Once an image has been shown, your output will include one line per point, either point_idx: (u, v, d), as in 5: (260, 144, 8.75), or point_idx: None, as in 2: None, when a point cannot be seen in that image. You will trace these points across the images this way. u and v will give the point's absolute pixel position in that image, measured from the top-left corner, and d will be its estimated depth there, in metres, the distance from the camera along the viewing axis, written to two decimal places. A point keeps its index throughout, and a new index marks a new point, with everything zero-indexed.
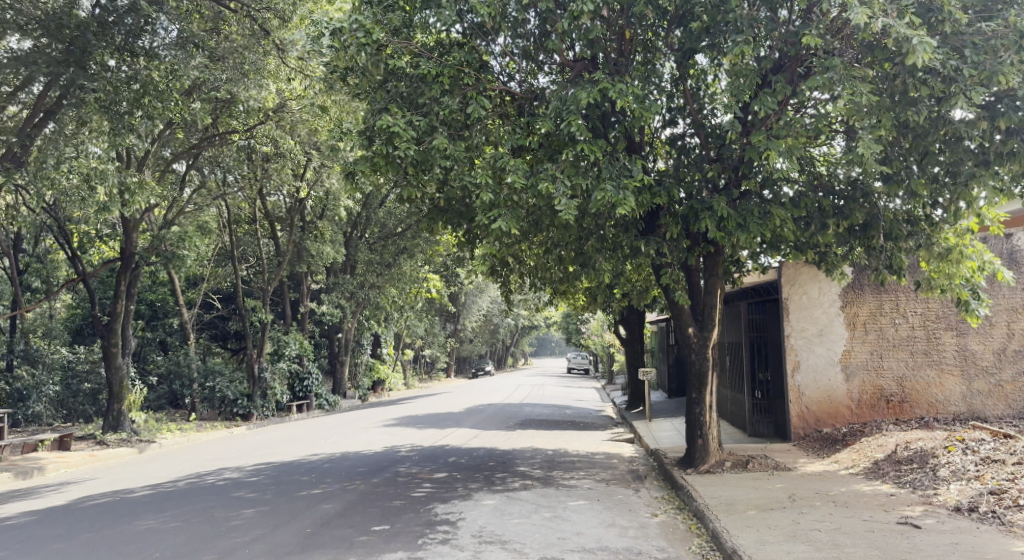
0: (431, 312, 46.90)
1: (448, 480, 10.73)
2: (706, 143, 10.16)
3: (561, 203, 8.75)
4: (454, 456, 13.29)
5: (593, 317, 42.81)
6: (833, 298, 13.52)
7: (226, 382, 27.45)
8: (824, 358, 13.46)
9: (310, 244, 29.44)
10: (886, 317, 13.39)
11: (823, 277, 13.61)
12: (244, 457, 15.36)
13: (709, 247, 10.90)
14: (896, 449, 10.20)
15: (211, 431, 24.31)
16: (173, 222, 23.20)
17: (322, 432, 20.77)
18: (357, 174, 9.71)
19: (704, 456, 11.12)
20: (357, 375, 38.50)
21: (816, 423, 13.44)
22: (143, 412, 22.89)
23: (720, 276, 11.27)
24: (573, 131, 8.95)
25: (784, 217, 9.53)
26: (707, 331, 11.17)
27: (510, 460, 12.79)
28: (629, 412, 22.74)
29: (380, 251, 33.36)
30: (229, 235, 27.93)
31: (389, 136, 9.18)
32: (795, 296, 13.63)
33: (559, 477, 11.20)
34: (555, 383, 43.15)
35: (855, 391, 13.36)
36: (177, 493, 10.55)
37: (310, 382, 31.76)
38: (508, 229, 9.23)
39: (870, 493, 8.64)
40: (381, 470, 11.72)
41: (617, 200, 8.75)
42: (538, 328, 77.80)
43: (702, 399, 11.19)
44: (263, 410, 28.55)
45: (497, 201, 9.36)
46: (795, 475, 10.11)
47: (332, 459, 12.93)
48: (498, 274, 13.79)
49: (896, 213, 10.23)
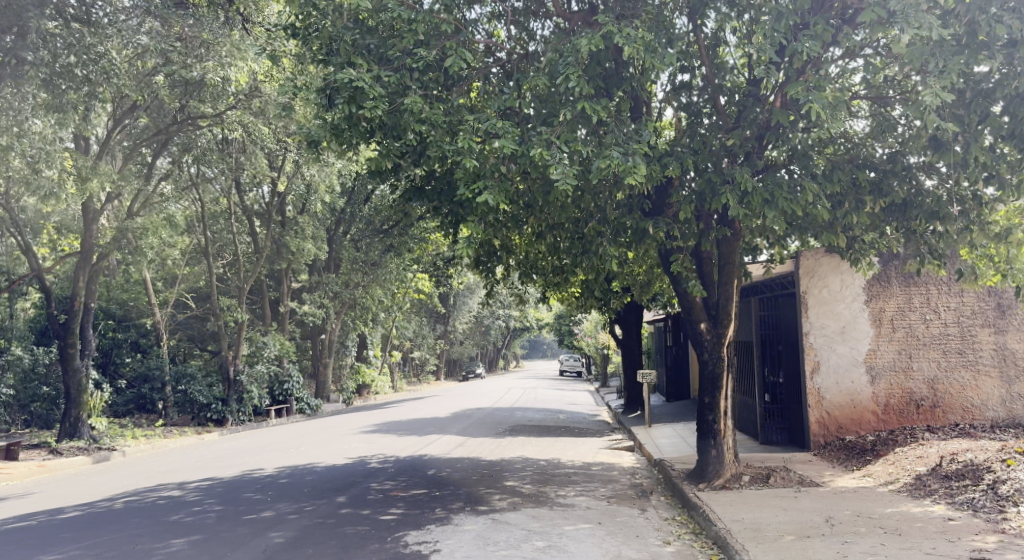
0: (420, 313, 45.41)
1: (424, 499, 9.28)
2: (723, 108, 8.81)
3: (559, 173, 7.42)
4: (435, 468, 11.87)
5: (588, 319, 41.47)
6: (857, 291, 12.16)
7: (199, 386, 25.96)
8: (846, 358, 12.12)
9: (291, 240, 28.04)
10: (915, 313, 12.06)
11: (846, 267, 12.22)
12: (205, 470, 13.86)
13: (726, 230, 9.52)
14: (942, 462, 8.84)
15: (181, 438, 22.82)
16: (139, 213, 21.65)
17: (299, 440, 19.26)
18: (319, 141, 8.25)
19: (718, 469, 9.73)
20: (341, 378, 36.93)
21: (838, 430, 12.07)
22: (105, 418, 21.32)
23: (738, 264, 9.85)
24: (571, 87, 7.58)
25: (818, 193, 8.22)
26: (721, 327, 9.81)
27: (498, 474, 11.36)
28: (626, 418, 21.37)
29: (365, 249, 31.96)
30: (203, 230, 26.45)
31: (353, 92, 7.74)
32: (815, 289, 12.24)
33: (553, 495, 9.79)
34: (548, 387, 41.61)
35: (882, 395, 12.01)
36: (109, 516, 9.06)
37: (290, 385, 30.18)
38: (495, 204, 7.84)
39: (923, 518, 7.26)
40: (349, 487, 10.27)
41: (626, 168, 7.41)
42: (529, 330, 76.46)
43: (716, 405, 9.83)
44: (238, 415, 27.05)
45: (482, 171, 7.97)
46: (827, 493, 8.74)
47: (296, 475, 11.50)
48: (484, 265, 12.34)
49: (942, 191, 8.88)
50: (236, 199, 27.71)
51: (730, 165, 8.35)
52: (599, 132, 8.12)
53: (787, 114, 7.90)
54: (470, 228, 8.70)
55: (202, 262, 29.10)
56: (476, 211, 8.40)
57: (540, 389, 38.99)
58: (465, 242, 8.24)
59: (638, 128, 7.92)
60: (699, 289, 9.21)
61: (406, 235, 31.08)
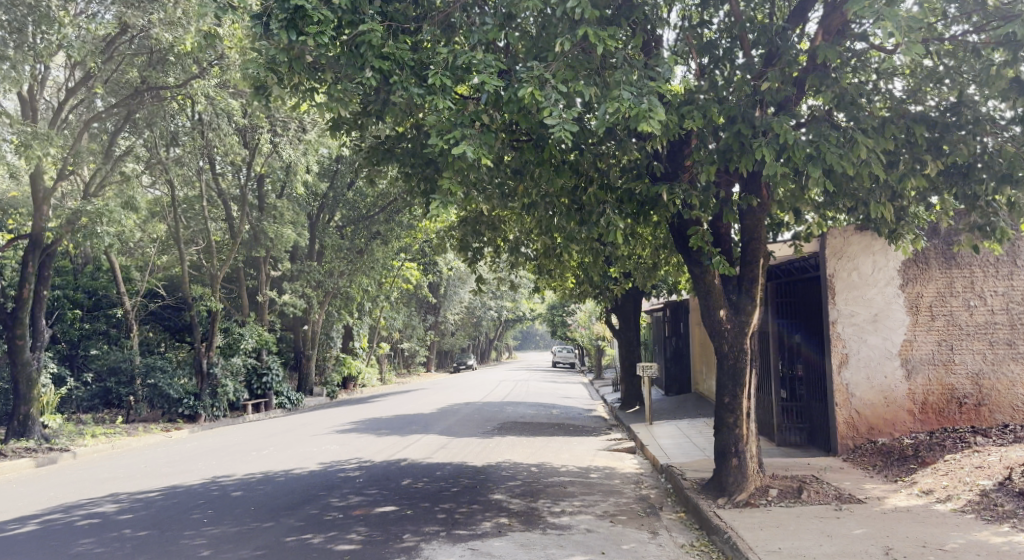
0: (408, 303, 43.74)
1: (391, 520, 7.76)
2: (748, 47, 7.36)
3: (556, 119, 5.98)
4: (410, 477, 10.35)
5: (583, 308, 39.89)
6: (891, 274, 10.72)
7: (169, 379, 24.24)
8: (878, 350, 10.68)
9: (268, 225, 26.44)
10: (957, 299, 10.59)
11: (879, 248, 10.76)
12: (157, 474, 12.40)
13: (753, 198, 8.02)
14: (1012, 473, 7.41)
15: (145, 436, 21.24)
16: (97, 193, 19.84)
17: (269, 438, 17.76)
18: (263, 84, 6.74)
19: (741, 482, 8.30)
20: (325, 370, 35.20)
21: (869, 432, 10.64)
22: (60, 416, 19.68)
23: (765, 239, 8.33)
24: (571, 10, 6.11)
25: (869, 149, 6.75)
26: (743, 315, 8.35)
27: (482, 484, 9.84)
28: (624, 413, 19.95)
29: (350, 236, 30.37)
30: (173, 213, 24.83)
31: (292, 15, 6.24)
32: (843, 273, 10.80)
33: (547, 513, 8.29)
34: (542, 379, 40.01)
35: (919, 392, 10.56)
36: (9, 542, 7.50)
37: (269, 379, 28.55)
38: (474, 159, 6.37)
39: (1011, 553, 5.80)
40: (305, 503, 8.72)
41: (639, 111, 5.92)
42: (522, 321, 74.87)
43: (738, 405, 8.39)
44: (213, 410, 25.44)
45: (458, 118, 6.55)
46: (875, 515, 7.29)
47: (249, 486, 9.97)
48: (468, 246, 10.86)
49: (1013, 146, 7.44)
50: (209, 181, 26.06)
51: (764, 112, 6.92)
52: (604, 73, 6.67)
53: (835, 50, 6.65)
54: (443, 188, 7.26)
55: (174, 248, 27.45)
56: (452, 169, 6.97)
57: (532, 381, 37.52)
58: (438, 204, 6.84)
59: (652, 62, 6.46)
60: (722, 268, 7.73)
61: (393, 222, 29.52)
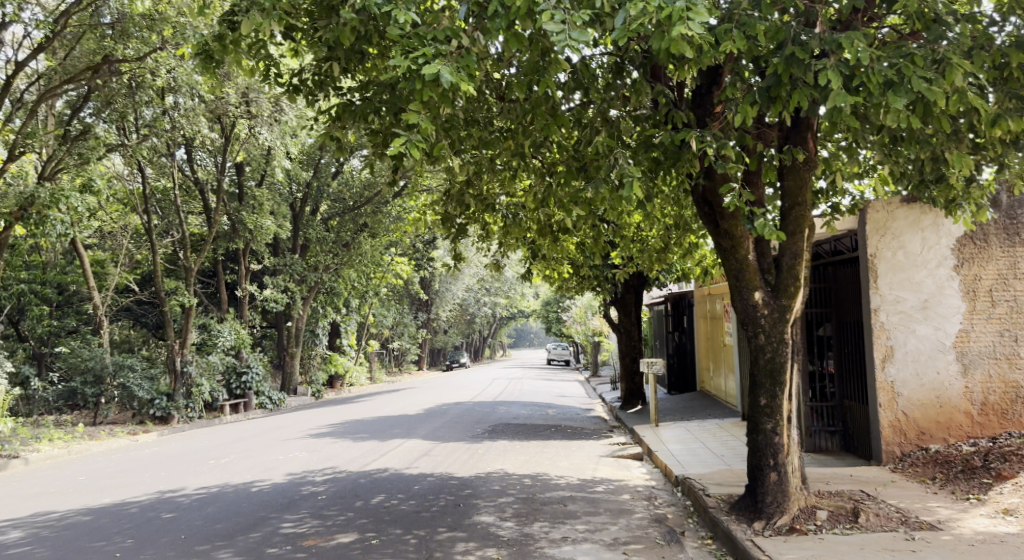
0: (399, 300, 42.12)
1: (348, 555, 6.21)
2: None
3: (557, 25, 4.66)
4: (383, 492, 8.74)
5: (580, 304, 38.38)
6: (943, 254, 9.24)
7: (139, 379, 22.42)
8: (928, 342, 9.20)
9: (247, 215, 24.73)
10: (1022, 283, 9.10)
11: (929, 223, 9.28)
12: (101, 479, 10.95)
13: (798, 151, 6.51)
14: None
15: (109, 440, 19.54)
16: (55, 176, 17.83)
17: (239, 441, 16.23)
18: None
19: (782, 503, 6.81)
20: (311, 369, 33.41)
21: (919, 437, 9.15)
22: (13, 419, 17.88)
23: (811, 205, 6.80)
24: None
25: (965, 74, 5.21)
26: (785, 296, 6.82)
27: (468, 503, 8.23)
28: (626, 414, 18.37)
29: (337, 229, 28.81)
30: (143, 202, 23.18)
31: None
32: (887, 253, 9.31)
33: (544, 540, 6.76)
34: (537, 377, 38.31)
35: (978, 391, 9.07)
36: None
37: (248, 378, 26.75)
38: (450, 82, 5.00)
39: None
40: (250, 530, 7.12)
41: (672, 12, 4.49)
42: (517, 317, 73.39)
43: (777, 409, 6.88)
44: (187, 412, 23.57)
45: (431, 33, 5.25)
46: (960, 547, 5.77)
47: (192, 504, 8.38)
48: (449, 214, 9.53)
49: None
50: (184, 170, 24.48)
51: (825, 31, 5.49)
52: None
53: None
54: (412, 126, 6.07)
55: (147, 240, 25.79)
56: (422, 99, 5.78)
57: (528, 379, 35.94)
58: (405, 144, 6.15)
59: None
60: (767, 234, 6.20)
61: (382, 213, 28.11)
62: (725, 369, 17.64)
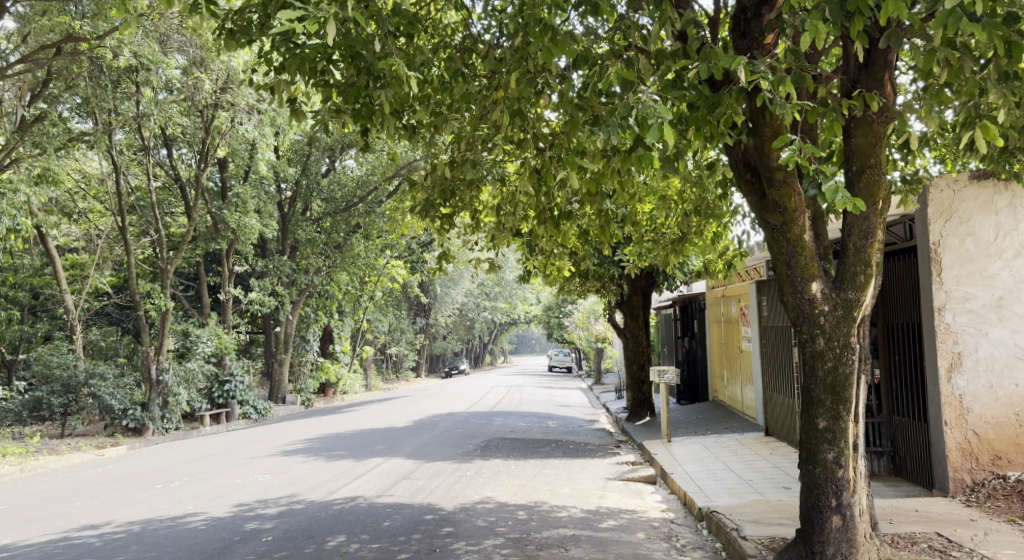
0: (395, 305, 40.36)
1: None
2: None
3: None
4: (344, 533, 7.13)
5: (584, 307, 36.61)
6: (1021, 242, 7.68)
7: (113, 388, 20.63)
8: (1004, 347, 7.64)
9: (229, 214, 22.70)
10: None
11: (1004, 204, 7.71)
12: (24, 508, 9.37)
13: (875, 95, 4.97)
14: None
15: (71, 455, 17.79)
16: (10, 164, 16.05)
17: (204, 458, 14.56)
18: None
19: (848, 556, 5.27)
20: (301, 376, 31.63)
21: (995, 463, 7.55)
22: None
23: (887, 166, 5.25)
24: None
25: None
26: (851, 285, 5.28)
27: (445, 548, 6.64)
28: (633, 426, 16.76)
29: (328, 229, 26.99)
30: (115, 199, 21.46)
31: None
32: (954, 240, 7.70)
33: None
34: (538, 385, 36.46)
35: None
36: None
37: (232, 386, 24.99)
38: None
39: None
40: None
41: None
42: (518, 322, 71.70)
43: (843, 434, 5.30)
44: (163, 423, 21.86)
45: None
46: None
47: (106, 547, 6.78)
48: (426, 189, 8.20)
49: None
50: (161, 165, 22.76)
51: None
52: None
53: None
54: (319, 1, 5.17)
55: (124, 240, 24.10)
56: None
57: (528, 387, 34.21)
58: (301, 20, 5.25)
59: None
60: (846, 199, 4.59)
61: (374, 213, 26.29)
62: (742, 379, 16.03)
